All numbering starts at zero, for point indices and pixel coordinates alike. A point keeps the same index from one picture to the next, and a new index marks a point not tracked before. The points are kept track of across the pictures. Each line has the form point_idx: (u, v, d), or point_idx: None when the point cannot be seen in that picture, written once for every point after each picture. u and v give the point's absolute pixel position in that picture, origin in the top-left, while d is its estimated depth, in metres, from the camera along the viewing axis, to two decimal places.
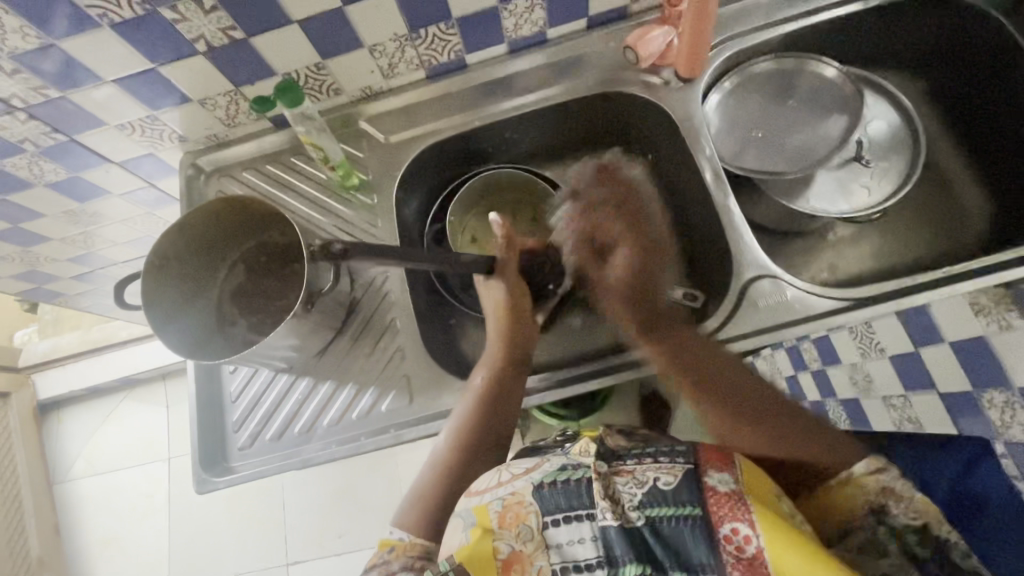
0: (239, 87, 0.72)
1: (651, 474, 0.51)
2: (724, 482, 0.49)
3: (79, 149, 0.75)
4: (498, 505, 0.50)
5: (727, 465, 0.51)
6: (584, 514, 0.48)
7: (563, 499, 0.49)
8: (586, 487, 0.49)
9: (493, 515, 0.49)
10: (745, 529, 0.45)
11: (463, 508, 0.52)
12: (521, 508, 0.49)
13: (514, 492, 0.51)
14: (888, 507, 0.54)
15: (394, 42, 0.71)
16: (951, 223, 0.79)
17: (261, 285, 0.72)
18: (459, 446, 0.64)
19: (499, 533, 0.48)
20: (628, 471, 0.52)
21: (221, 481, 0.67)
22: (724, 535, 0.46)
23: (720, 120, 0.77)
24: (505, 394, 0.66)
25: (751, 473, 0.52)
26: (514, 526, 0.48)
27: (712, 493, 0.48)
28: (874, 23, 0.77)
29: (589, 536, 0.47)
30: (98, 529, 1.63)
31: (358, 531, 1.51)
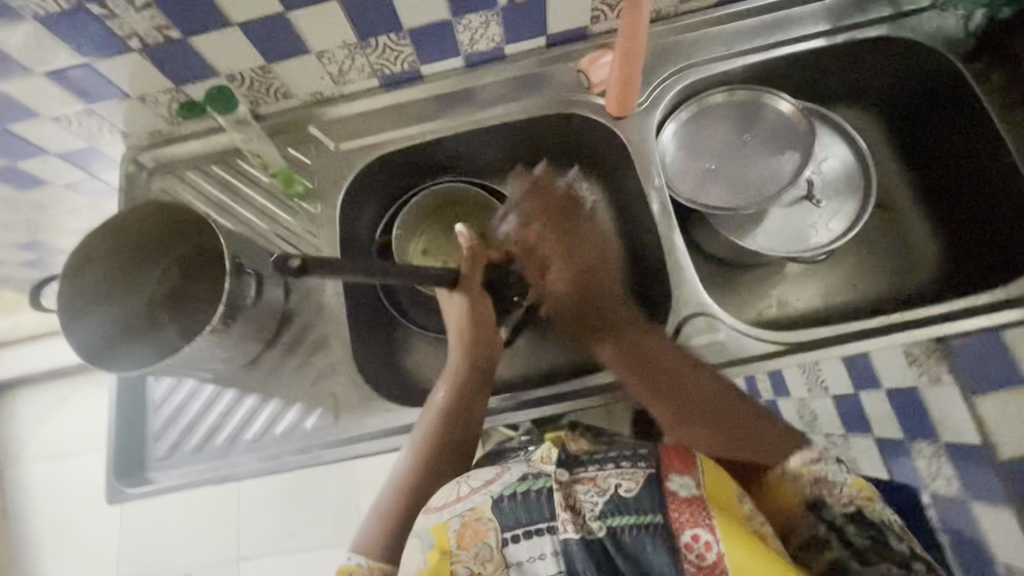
0: (180, 85, 0.69)
1: (613, 481, 0.48)
2: (685, 487, 0.48)
3: (13, 139, 0.72)
4: (457, 523, 0.48)
5: (689, 467, 0.50)
6: (544, 528, 0.46)
7: (523, 513, 0.47)
8: (547, 499, 0.47)
9: (451, 534, 0.47)
10: (706, 535, 0.45)
11: (422, 526, 0.49)
12: (479, 525, 0.47)
13: (472, 508, 0.49)
14: (826, 497, 0.53)
15: (343, 50, 0.69)
16: (902, 267, 0.78)
17: (193, 292, 0.70)
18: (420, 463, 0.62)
19: (458, 554, 0.46)
20: (590, 479, 0.49)
21: (133, 492, 0.65)
22: (685, 543, 0.45)
23: (674, 149, 0.76)
24: (464, 416, 0.64)
25: (710, 473, 0.51)
26: (472, 545, 0.46)
27: (672, 498, 0.47)
28: (837, 61, 0.76)
29: (550, 551, 0.45)
30: (47, 513, 1.59)
31: (313, 531, 1.49)
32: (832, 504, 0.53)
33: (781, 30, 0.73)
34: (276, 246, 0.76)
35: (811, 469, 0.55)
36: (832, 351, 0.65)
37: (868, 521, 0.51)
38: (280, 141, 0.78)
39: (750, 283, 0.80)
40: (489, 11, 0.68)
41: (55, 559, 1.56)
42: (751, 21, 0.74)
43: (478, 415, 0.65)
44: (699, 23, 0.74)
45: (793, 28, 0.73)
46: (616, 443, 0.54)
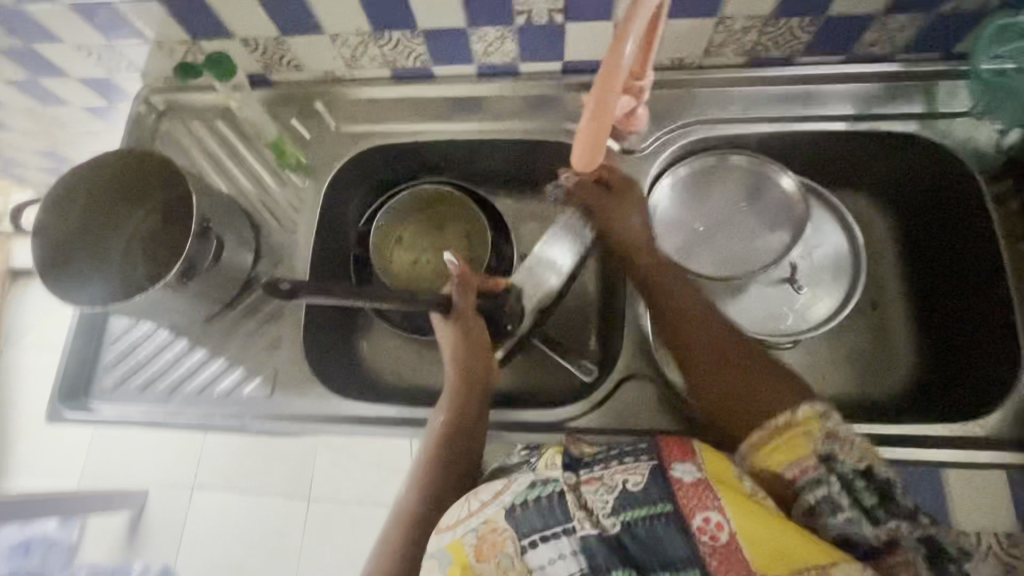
0: (196, 39, 0.71)
1: (619, 478, 0.49)
2: (687, 473, 0.48)
3: (36, 57, 0.75)
4: (473, 536, 0.48)
5: (688, 453, 0.50)
6: (561, 530, 0.47)
7: (537, 518, 0.48)
8: (558, 502, 0.48)
9: (469, 550, 0.47)
10: (716, 516, 0.45)
11: (437, 546, 0.48)
12: (496, 535, 0.47)
13: (487, 519, 0.48)
14: (838, 455, 0.50)
15: (357, 37, 0.70)
16: (876, 371, 0.74)
17: (169, 239, 0.73)
18: (425, 488, 0.59)
19: (479, 567, 0.46)
20: (596, 478, 0.50)
21: (69, 417, 0.69)
22: (696, 526, 0.46)
23: (667, 203, 0.74)
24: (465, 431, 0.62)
25: (713, 456, 0.50)
26: (493, 556, 0.47)
27: (678, 487, 0.48)
28: (857, 148, 0.72)
29: (568, 551, 0.46)
30: (30, 401, 1.64)
31: (267, 479, 1.48)
32: (843, 460, 0.50)
33: (804, 105, 0.71)
34: (256, 212, 0.77)
35: (817, 422, 0.51)
36: None
37: (877, 478, 0.49)
38: (285, 111, 0.79)
39: None
40: (506, 27, 0.67)
41: (26, 446, 1.61)
42: (774, 89, 0.71)
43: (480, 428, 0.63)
44: (717, 80, 0.72)
45: (816, 106, 0.71)
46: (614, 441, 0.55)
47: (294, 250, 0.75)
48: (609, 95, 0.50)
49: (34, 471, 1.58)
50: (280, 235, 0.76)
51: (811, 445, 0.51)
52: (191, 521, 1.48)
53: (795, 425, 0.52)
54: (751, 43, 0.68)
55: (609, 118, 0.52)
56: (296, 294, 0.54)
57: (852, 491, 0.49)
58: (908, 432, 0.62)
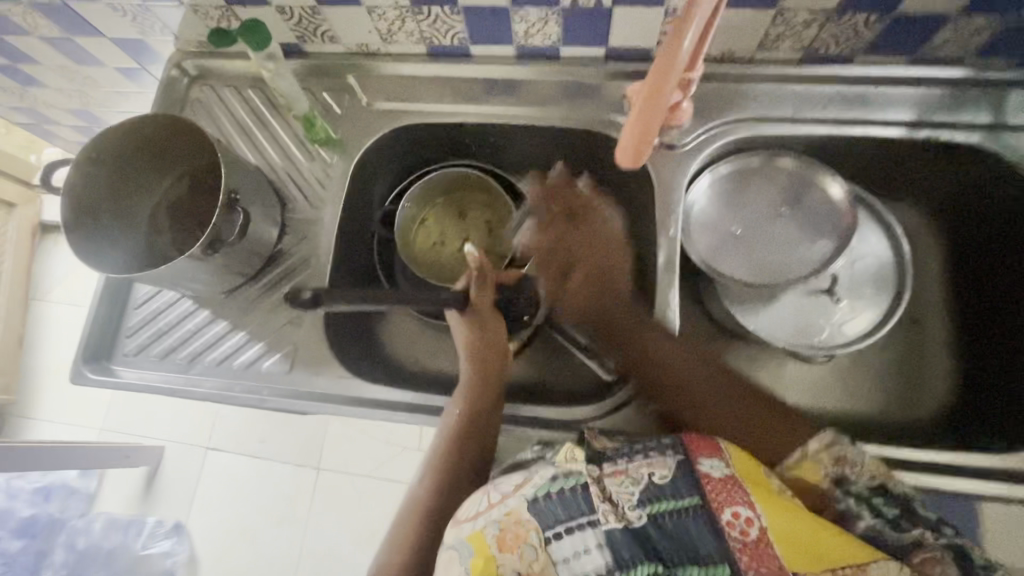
0: (231, 5, 0.69)
1: (645, 471, 0.47)
2: (716, 468, 0.46)
3: (71, 15, 0.74)
4: (495, 527, 0.45)
5: (716, 449, 0.48)
6: (585, 522, 0.44)
7: (561, 509, 0.45)
8: (582, 492, 0.45)
9: (491, 540, 0.44)
10: (745, 511, 0.43)
11: (456, 537, 0.45)
12: (519, 526, 0.44)
13: (509, 511, 0.46)
14: (847, 476, 0.49)
15: (394, 10, 0.67)
16: (909, 391, 0.71)
17: (194, 209, 0.73)
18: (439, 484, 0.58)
19: (502, 559, 0.43)
20: (620, 471, 0.47)
21: (92, 378, 0.69)
22: (726, 521, 0.43)
23: (704, 202, 0.71)
24: (479, 429, 0.61)
25: (740, 455, 0.49)
26: (516, 548, 0.43)
27: (707, 482, 0.45)
28: (911, 156, 0.68)
29: (593, 544, 0.43)
30: (55, 354, 1.69)
31: (277, 445, 1.51)
32: (854, 479, 0.49)
33: (859, 107, 0.67)
34: (283, 185, 0.76)
35: (832, 449, 0.51)
36: None
37: (893, 493, 0.48)
38: (316, 84, 0.77)
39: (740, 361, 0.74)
40: (550, 7, 0.64)
41: (50, 396, 1.66)
42: (829, 90, 0.67)
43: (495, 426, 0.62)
44: (769, 76, 0.68)
45: (872, 110, 0.66)
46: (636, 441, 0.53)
47: (319, 226, 0.74)
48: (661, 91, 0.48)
49: (58, 420, 1.63)
50: (306, 210, 0.75)
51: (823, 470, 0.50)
52: (205, 481, 1.52)
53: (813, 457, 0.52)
54: (809, 38, 0.64)
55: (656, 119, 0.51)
56: (319, 301, 0.57)
57: (871, 506, 0.47)
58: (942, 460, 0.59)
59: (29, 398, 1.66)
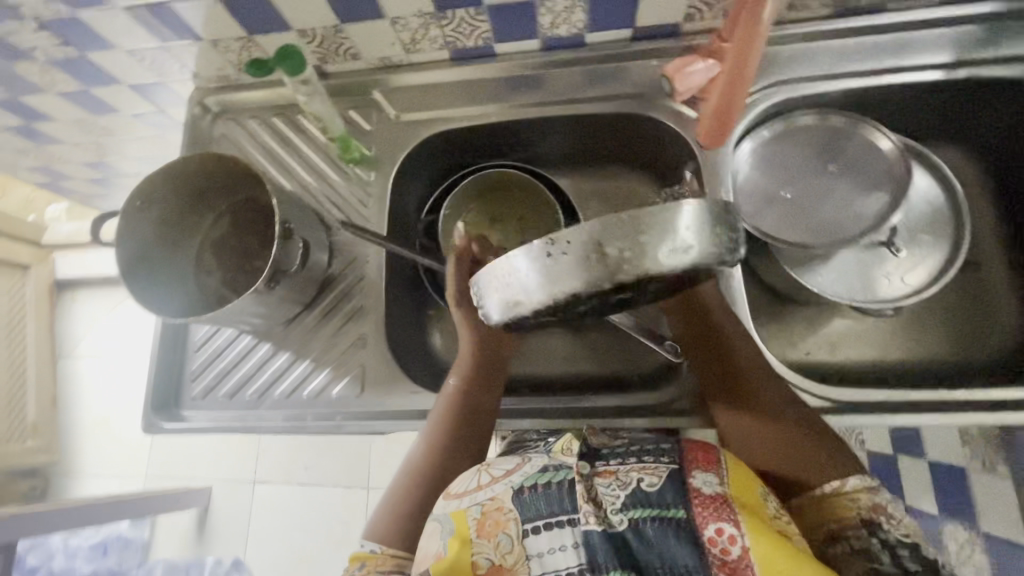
0: (252, 35, 0.68)
1: (634, 475, 0.48)
2: (709, 483, 0.47)
3: (88, 66, 0.74)
4: (477, 511, 0.47)
5: (712, 463, 0.49)
6: (565, 520, 0.46)
7: (544, 503, 0.47)
8: (568, 492, 0.47)
9: (470, 523, 0.46)
10: (730, 529, 0.43)
11: (441, 510, 0.48)
12: (500, 514, 0.47)
13: (493, 497, 0.48)
14: (881, 523, 0.49)
15: (418, 19, 0.66)
16: (976, 332, 0.71)
17: (241, 244, 0.73)
18: (435, 452, 0.61)
19: (479, 542, 0.45)
20: (610, 472, 0.49)
21: (165, 427, 0.69)
22: (709, 537, 0.44)
23: (749, 170, 0.71)
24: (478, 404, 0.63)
25: (737, 470, 0.49)
26: (493, 534, 0.46)
27: (696, 494, 0.46)
28: (952, 98, 0.68)
29: (570, 544, 0.45)
30: (89, 409, 1.68)
31: (323, 470, 1.51)
32: (887, 529, 0.48)
33: (896, 54, 0.66)
34: (323, 209, 0.75)
35: (867, 495, 0.51)
36: (881, 417, 0.61)
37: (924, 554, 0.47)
38: (342, 103, 0.77)
39: (801, 323, 0.74)
40: None
41: (90, 451, 1.65)
42: (863, 41, 0.67)
43: (492, 402, 0.65)
44: (800, 35, 0.68)
45: (908, 55, 0.66)
46: (639, 440, 0.54)
47: (366, 246, 0.74)
48: (744, 63, 0.59)
49: (102, 474, 1.63)
50: (351, 231, 0.74)
51: (855, 508, 0.51)
52: (257, 515, 1.52)
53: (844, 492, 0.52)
54: None
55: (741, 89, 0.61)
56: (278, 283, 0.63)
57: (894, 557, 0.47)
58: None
59: (70, 456, 1.65)
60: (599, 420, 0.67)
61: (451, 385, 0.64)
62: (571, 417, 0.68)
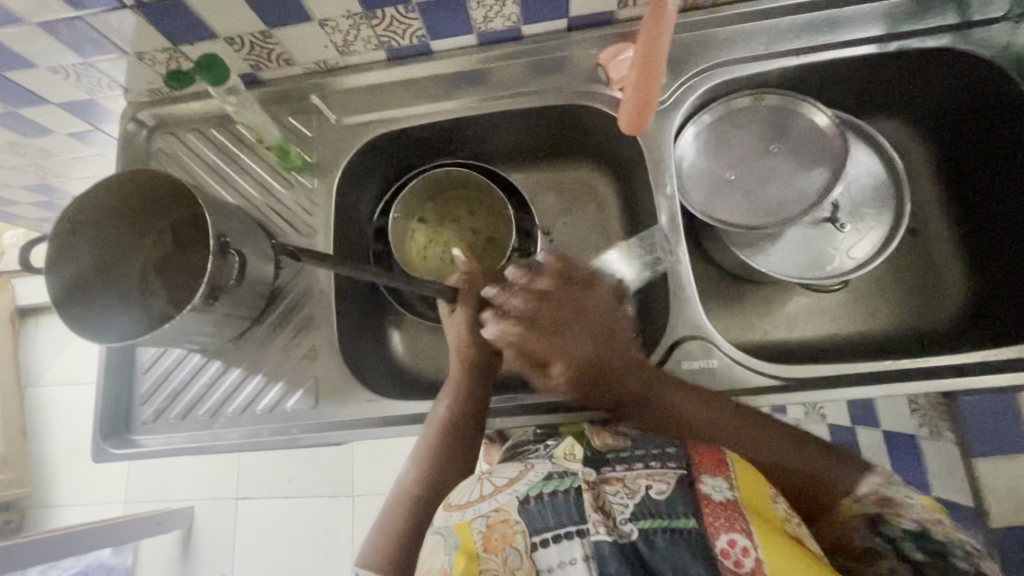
0: (178, 45, 0.66)
1: (642, 483, 0.48)
2: (718, 490, 0.46)
3: (11, 86, 0.71)
4: (481, 524, 0.45)
5: (720, 467, 0.48)
6: (573, 531, 0.43)
7: (551, 514, 0.45)
8: (575, 499, 0.45)
9: (477, 537, 0.44)
10: (743, 539, 0.42)
11: (444, 524, 0.47)
12: (507, 527, 0.45)
13: (499, 509, 0.46)
14: (889, 518, 0.52)
15: (347, 20, 0.65)
16: (926, 301, 0.72)
17: (185, 260, 0.71)
18: (424, 472, 0.62)
19: (486, 558, 0.43)
20: (617, 479, 0.48)
21: (117, 453, 0.68)
22: (721, 549, 0.42)
23: (693, 154, 0.71)
24: (468, 429, 0.63)
25: (744, 474, 0.49)
26: (501, 549, 0.43)
27: (706, 502, 0.45)
28: (887, 70, 0.68)
29: (580, 556, 0.42)
30: (60, 438, 1.63)
31: (306, 481, 1.49)
32: (893, 522, 0.52)
33: (828, 30, 0.66)
34: (268, 220, 0.74)
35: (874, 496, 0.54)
36: (836, 393, 0.62)
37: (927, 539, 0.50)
38: (282, 111, 0.75)
39: (757, 304, 0.74)
40: None
41: (65, 480, 1.61)
42: (796, 19, 0.67)
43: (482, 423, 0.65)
44: (734, 17, 0.68)
45: (839, 31, 0.66)
46: (642, 442, 0.54)
47: (315, 255, 0.72)
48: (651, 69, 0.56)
49: (78, 503, 1.59)
50: (298, 241, 0.73)
51: (857, 508, 0.54)
52: (241, 532, 1.49)
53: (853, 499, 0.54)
54: None
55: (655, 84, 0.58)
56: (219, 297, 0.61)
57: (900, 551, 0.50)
58: (974, 359, 0.60)
59: (44, 486, 1.61)
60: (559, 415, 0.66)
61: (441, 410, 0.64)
62: (530, 414, 0.67)
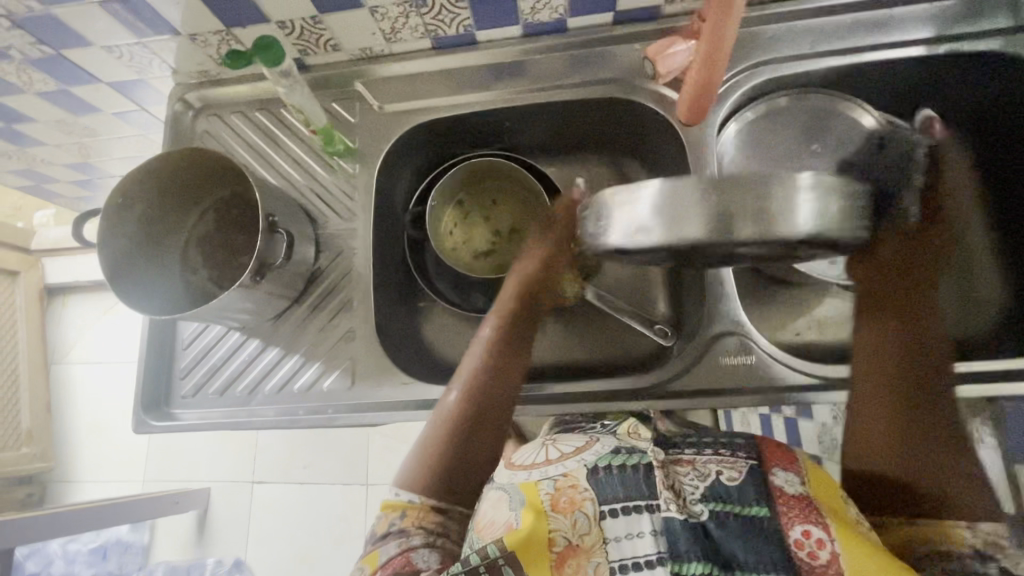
0: (231, 28, 0.68)
1: (713, 467, 0.47)
2: (791, 482, 0.45)
3: (67, 64, 0.73)
4: (549, 487, 0.45)
5: (793, 462, 0.47)
6: (643, 506, 0.43)
7: (620, 486, 0.44)
8: (645, 474, 0.45)
9: (544, 498, 0.44)
10: (818, 531, 0.41)
11: (509, 481, 0.48)
12: (575, 492, 0.44)
13: (567, 475, 0.46)
14: (999, 558, 0.47)
15: (397, 7, 0.66)
16: (962, 307, 0.72)
17: (228, 240, 0.73)
18: (472, 396, 0.62)
19: (554, 518, 0.42)
20: (688, 462, 0.47)
21: (156, 425, 0.69)
22: (794, 540, 0.41)
23: (733, 150, 0.73)
24: (514, 350, 0.67)
25: (817, 474, 0.47)
26: (569, 512, 0.43)
27: (780, 494, 0.44)
28: (934, 73, 0.68)
29: (648, 529, 0.41)
30: (83, 414, 1.66)
31: (322, 468, 1.50)
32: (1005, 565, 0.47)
33: (877, 31, 0.66)
34: (308, 203, 0.75)
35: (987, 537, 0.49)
36: None
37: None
38: (326, 96, 0.76)
39: (792, 303, 0.74)
40: None
41: (87, 456, 1.64)
42: (843, 19, 0.67)
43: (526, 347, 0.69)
44: (780, 15, 0.68)
45: (887, 33, 0.66)
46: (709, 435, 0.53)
47: (353, 238, 0.73)
48: (716, 52, 0.58)
49: (99, 479, 1.62)
50: (338, 224, 0.74)
51: (969, 541, 0.49)
52: (257, 516, 1.51)
53: (967, 527, 0.50)
54: None
55: (720, 65, 0.60)
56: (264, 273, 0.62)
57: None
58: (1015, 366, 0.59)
59: (67, 461, 1.64)
60: (590, 405, 0.67)
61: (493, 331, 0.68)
62: (563, 402, 0.68)
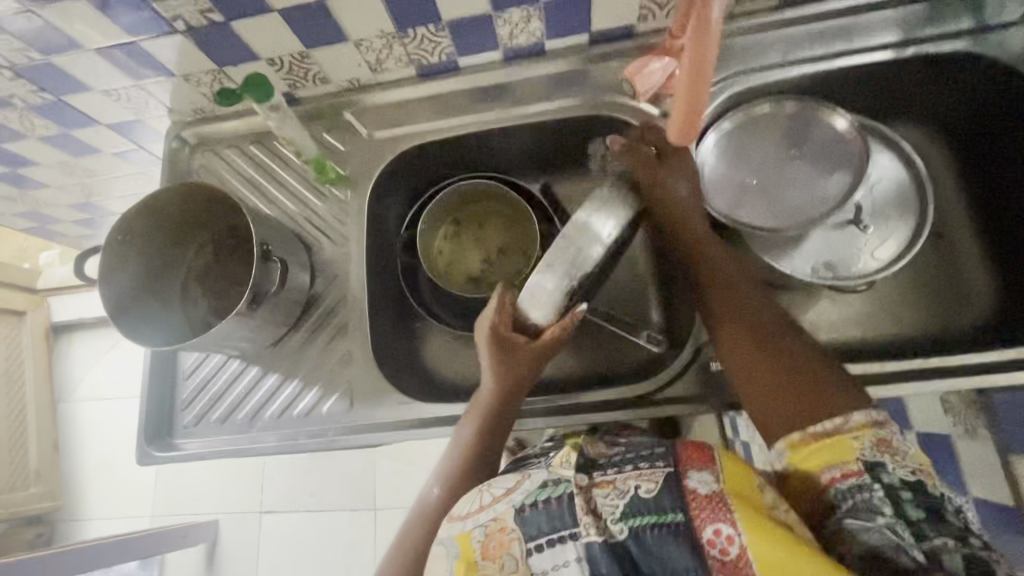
0: (222, 67, 0.71)
1: (631, 483, 0.48)
2: (704, 483, 0.46)
3: (66, 109, 0.76)
4: (481, 533, 0.47)
5: (708, 461, 0.48)
6: (567, 535, 0.45)
7: (546, 521, 0.46)
8: (568, 506, 0.47)
9: (475, 544, 0.47)
10: (727, 529, 0.43)
11: (446, 534, 0.49)
12: (503, 535, 0.47)
13: (495, 518, 0.48)
14: (886, 462, 0.47)
15: (381, 39, 0.69)
16: (952, 301, 0.72)
17: (226, 270, 0.74)
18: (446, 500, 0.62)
19: (484, 566, 0.46)
20: (608, 482, 0.48)
21: (159, 456, 0.70)
22: (707, 539, 0.43)
23: (713, 159, 0.73)
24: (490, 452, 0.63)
25: (734, 470, 0.47)
26: (498, 556, 0.46)
27: (691, 496, 0.45)
28: (904, 75, 0.70)
29: (573, 558, 0.44)
30: (90, 450, 1.67)
31: (329, 493, 1.50)
32: (890, 468, 0.46)
33: (844, 38, 0.68)
34: (303, 231, 0.77)
35: (872, 430, 0.49)
36: (867, 392, 0.62)
37: (924, 494, 0.45)
38: (317, 127, 0.79)
39: (784, 305, 0.75)
40: (531, 4, 0.66)
41: (94, 492, 1.64)
42: (813, 28, 0.69)
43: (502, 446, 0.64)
44: (752, 27, 0.70)
45: (854, 39, 0.68)
46: (634, 445, 0.54)
47: (347, 263, 0.75)
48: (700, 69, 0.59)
49: (107, 515, 1.62)
50: (332, 249, 0.76)
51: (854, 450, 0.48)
52: (264, 546, 1.50)
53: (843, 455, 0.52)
54: None
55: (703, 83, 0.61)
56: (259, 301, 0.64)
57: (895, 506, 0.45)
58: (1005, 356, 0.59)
59: (75, 499, 1.64)
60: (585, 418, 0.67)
61: (466, 432, 0.64)
62: (560, 415, 0.68)
